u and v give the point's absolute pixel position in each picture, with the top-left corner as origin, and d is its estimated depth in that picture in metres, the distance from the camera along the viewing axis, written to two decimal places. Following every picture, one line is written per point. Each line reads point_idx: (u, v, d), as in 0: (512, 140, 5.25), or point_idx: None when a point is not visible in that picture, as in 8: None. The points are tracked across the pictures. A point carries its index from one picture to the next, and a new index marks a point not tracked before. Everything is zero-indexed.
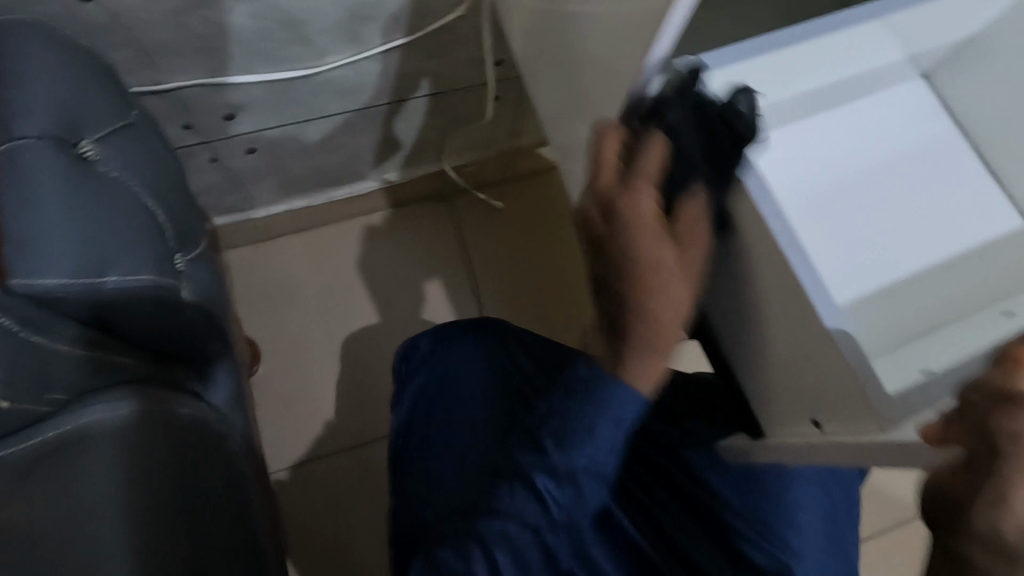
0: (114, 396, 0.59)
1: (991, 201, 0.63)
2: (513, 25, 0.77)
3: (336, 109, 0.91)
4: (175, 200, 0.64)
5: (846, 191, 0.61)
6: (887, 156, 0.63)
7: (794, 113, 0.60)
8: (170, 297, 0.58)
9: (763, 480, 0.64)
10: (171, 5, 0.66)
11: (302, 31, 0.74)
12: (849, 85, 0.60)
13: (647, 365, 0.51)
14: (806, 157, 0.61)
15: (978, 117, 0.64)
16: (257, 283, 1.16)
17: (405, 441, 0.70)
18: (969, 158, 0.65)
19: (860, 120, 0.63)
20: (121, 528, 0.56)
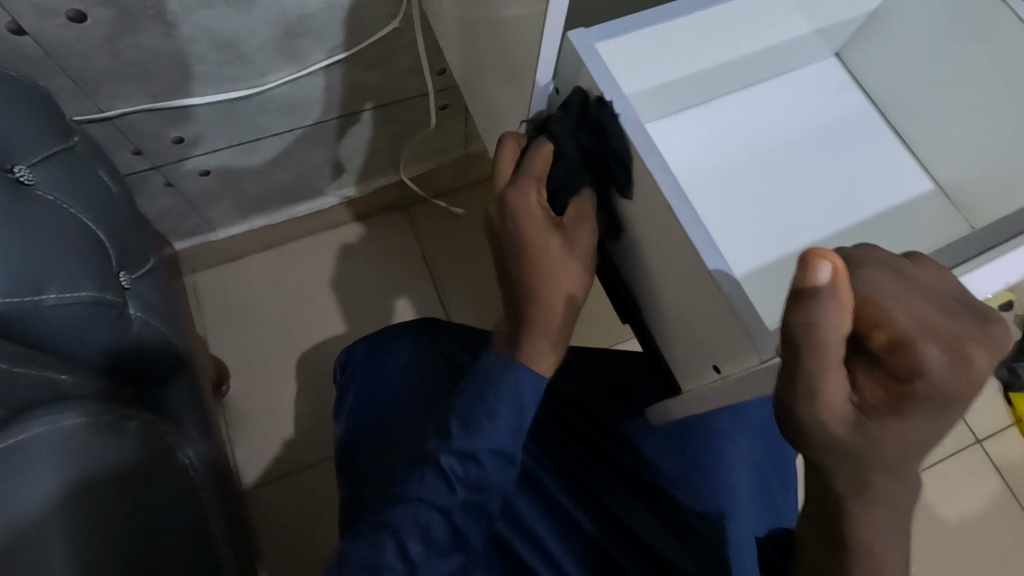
0: (59, 410, 0.58)
1: (899, 166, 0.67)
2: (444, 33, 0.80)
3: (283, 126, 0.93)
4: (116, 220, 0.65)
5: (754, 165, 0.64)
6: (791, 127, 0.66)
7: (698, 91, 0.64)
8: (110, 309, 0.60)
9: (693, 443, 0.69)
10: (104, 33, 0.68)
11: (239, 51, 0.77)
12: (749, 64, 0.64)
13: (542, 351, 0.57)
14: (711, 135, 0.65)
15: (881, 88, 0.68)
16: (223, 302, 1.18)
17: (348, 443, 0.74)
18: (879, 126, 0.69)
19: (768, 95, 0.67)
20: (64, 538, 0.54)
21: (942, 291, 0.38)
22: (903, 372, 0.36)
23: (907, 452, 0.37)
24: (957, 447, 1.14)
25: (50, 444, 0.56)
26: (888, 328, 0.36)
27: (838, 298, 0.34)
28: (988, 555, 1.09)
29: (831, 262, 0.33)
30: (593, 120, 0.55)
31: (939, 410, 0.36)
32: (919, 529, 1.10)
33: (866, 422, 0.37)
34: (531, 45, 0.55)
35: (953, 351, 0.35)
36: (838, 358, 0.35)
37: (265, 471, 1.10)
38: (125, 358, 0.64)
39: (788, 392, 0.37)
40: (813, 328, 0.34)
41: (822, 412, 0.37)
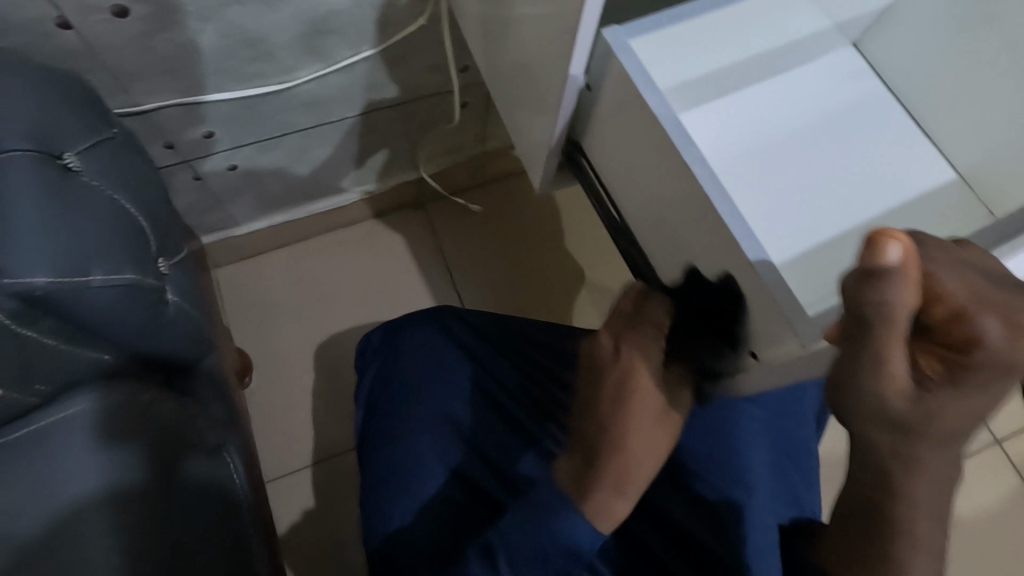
0: (87, 391, 0.64)
1: (925, 156, 0.67)
2: (467, 30, 0.82)
3: (307, 123, 0.95)
4: (152, 208, 0.67)
5: (781, 159, 0.65)
6: (812, 120, 0.67)
7: (725, 84, 0.65)
8: (148, 294, 0.61)
9: (721, 427, 0.70)
10: (143, 29, 0.71)
11: (270, 46, 0.79)
12: (776, 56, 0.65)
13: (612, 507, 0.55)
14: (737, 127, 0.66)
15: (901, 76, 0.69)
16: (245, 297, 1.20)
17: (368, 427, 0.76)
18: (898, 114, 0.69)
19: (789, 87, 0.68)
20: (103, 516, 0.61)
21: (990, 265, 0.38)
22: (963, 342, 0.37)
23: (963, 423, 0.38)
24: (977, 447, 1.13)
25: (81, 421, 0.63)
26: (947, 301, 0.37)
27: (906, 276, 0.35)
28: (1007, 553, 1.09)
29: (900, 241, 0.35)
30: (625, 118, 0.56)
31: (998, 378, 0.37)
32: None
33: (929, 397, 0.38)
34: (558, 40, 0.56)
35: (1014, 323, 0.36)
36: (905, 332, 0.36)
37: (286, 463, 1.11)
38: (161, 347, 0.66)
39: (848, 368, 0.38)
40: (886, 306, 0.35)
41: (885, 380, 0.37)
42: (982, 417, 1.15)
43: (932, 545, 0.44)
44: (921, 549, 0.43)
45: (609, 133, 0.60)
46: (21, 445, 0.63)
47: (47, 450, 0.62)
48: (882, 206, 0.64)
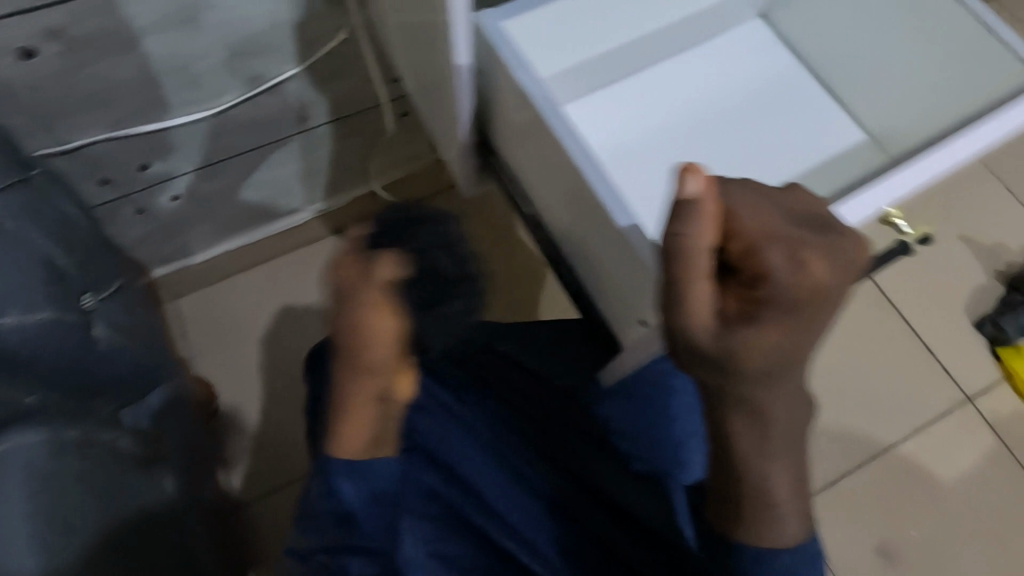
0: (27, 433, 0.58)
1: (826, 116, 0.70)
2: (389, 40, 0.82)
3: (244, 146, 0.95)
4: (79, 247, 0.67)
5: (671, 140, 0.68)
6: (719, 90, 0.71)
7: (608, 70, 0.67)
8: (68, 326, 0.61)
9: (647, 403, 0.73)
10: (55, 66, 0.70)
11: (192, 73, 0.79)
12: (658, 36, 0.67)
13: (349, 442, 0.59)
14: (617, 117, 0.69)
15: (805, 41, 0.71)
16: (209, 325, 1.19)
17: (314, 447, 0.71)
18: (804, 78, 0.72)
19: (695, 61, 0.71)
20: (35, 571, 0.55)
21: (796, 207, 0.44)
22: (751, 276, 0.41)
23: (769, 360, 0.40)
24: (948, 406, 1.13)
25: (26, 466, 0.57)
26: (741, 237, 0.41)
27: (702, 211, 0.38)
28: (992, 509, 1.08)
29: (697, 173, 0.37)
30: (515, 112, 0.57)
31: (788, 312, 0.40)
32: (916, 493, 1.09)
33: (729, 333, 0.40)
34: (445, 41, 0.56)
35: (792, 254, 0.40)
36: (701, 266, 0.38)
37: (261, 487, 1.11)
38: (100, 378, 0.66)
39: (664, 304, 0.41)
40: (683, 239, 0.38)
41: (689, 316, 0.40)
42: (951, 376, 1.15)
43: (791, 491, 0.48)
44: (786, 493, 0.47)
45: (513, 134, 0.61)
46: None
47: None
48: (781, 170, 0.66)
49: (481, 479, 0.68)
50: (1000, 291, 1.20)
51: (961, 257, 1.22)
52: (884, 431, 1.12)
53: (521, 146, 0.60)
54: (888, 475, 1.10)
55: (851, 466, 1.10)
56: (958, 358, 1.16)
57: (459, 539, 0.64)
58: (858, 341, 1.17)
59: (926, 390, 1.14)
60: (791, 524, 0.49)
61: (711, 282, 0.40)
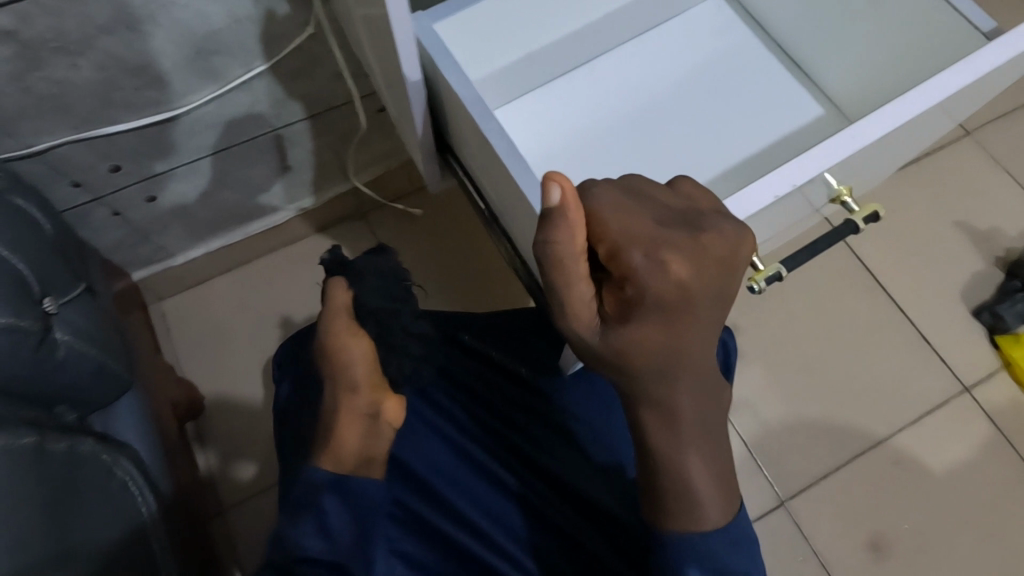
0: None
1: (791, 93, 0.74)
2: (355, 34, 0.80)
3: (214, 145, 0.94)
4: (40, 252, 0.66)
5: (618, 126, 0.72)
6: (679, 73, 0.75)
7: (546, 68, 0.71)
8: (29, 335, 0.60)
9: (604, 390, 0.72)
10: (11, 70, 0.69)
11: (154, 73, 0.78)
12: (600, 31, 0.71)
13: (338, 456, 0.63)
14: (554, 115, 0.73)
15: (764, 20, 0.75)
16: (193, 327, 1.19)
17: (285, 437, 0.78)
18: (768, 52, 0.76)
19: (655, 45, 0.76)
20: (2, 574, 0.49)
21: (670, 205, 0.42)
22: (620, 278, 0.39)
23: (652, 357, 0.40)
24: (944, 397, 1.11)
25: None
26: (605, 239, 0.39)
27: (565, 219, 0.36)
28: (991, 500, 1.06)
29: (557, 185, 0.35)
30: (460, 116, 0.56)
31: (658, 312, 0.38)
32: (911, 487, 1.06)
33: (608, 333, 0.40)
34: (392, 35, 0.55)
35: (653, 254, 0.38)
36: (575, 272, 0.38)
37: (247, 487, 1.11)
38: (63, 385, 0.65)
39: (551, 306, 0.42)
40: (551, 249, 0.37)
41: (572, 319, 0.41)
42: (946, 366, 1.12)
43: (715, 483, 0.47)
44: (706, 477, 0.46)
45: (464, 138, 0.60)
46: None
47: None
48: (736, 153, 0.70)
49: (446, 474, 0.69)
50: (999, 278, 1.17)
51: (957, 243, 1.19)
52: (879, 423, 1.10)
53: (464, 145, 0.61)
54: (883, 468, 1.08)
55: (843, 460, 1.08)
56: (953, 348, 1.13)
57: (418, 538, 0.65)
58: (849, 333, 1.15)
59: (921, 381, 1.12)
60: (714, 510, 0.48)
61: (587, 285, 0.39)
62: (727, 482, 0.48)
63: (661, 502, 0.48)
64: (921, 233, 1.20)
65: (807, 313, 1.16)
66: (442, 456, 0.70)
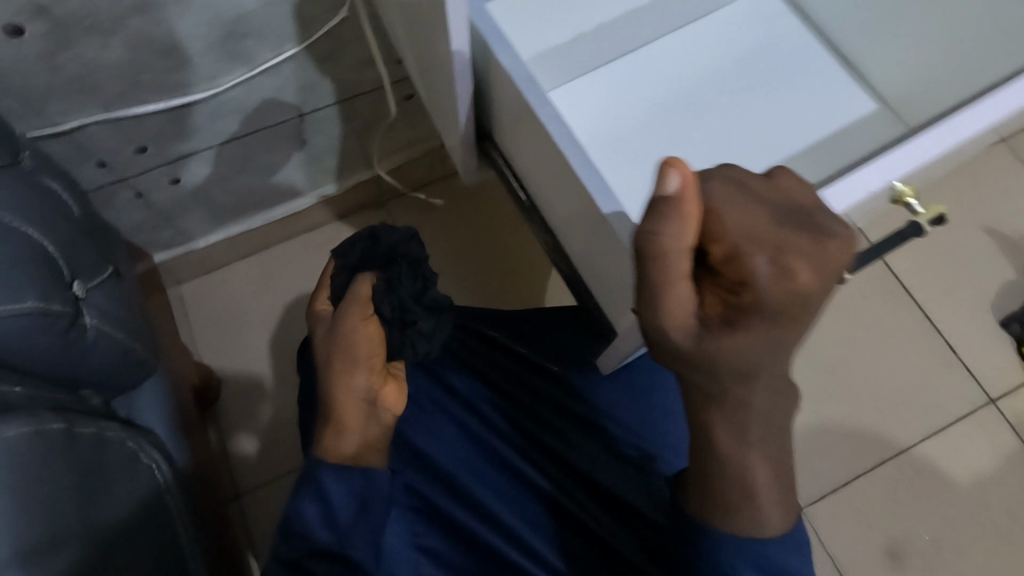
0: (19, 420, 0.52)
1: (844, 93, 0.72)
2: (390, 20, 0.79)
3: (240, 131, 0.92)
4: (68, 234, 0.65)
5: (665, 119, 0.71)
6: (729, 63, 0.73)
7: (597, 53, 0.71)
8: (59, 321, 0.59)
9: (643, 390, 0.71)
10: (43, 48, 0.68)
11: (184, 54, 0.76)
12: (648, 18, 0.71)
13: (337, 446, 0.62)
14: (601, 102, 0.72)
15: (818, 11, 0.74)
16: (211, 311, 1.19)
17: (303, 429, 0.74)
18: (819, 47, 0.74)
19: (705, 35, 0.74)
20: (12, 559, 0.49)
21: (786, 202, 0.39)
22: (736, 281, 0.38)
23: (747, 362, 0.39)
24: (969, 408, 1.09)
25: (13, 456, 0.51)
26: (723, 240, 0.38)
27: (677, 209, 0.35)
28: (1013, 515, 1.04)
29: (678, 171, 0.35)
30: (515, 109, 0.57)
31: (774, 321, 0.37)
32: (932, 497, 1.05)
33: (707, 338, 0.38)
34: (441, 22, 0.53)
35: (778, 261, 0.36)
36: (680, 268, 0.36)
37: (263, 473, 1.10)
38: (88, 372, 0.64)
39: (639, 304, 0.39)
40: (655, 240, 0.36)
41: (668, 319, 0.38)
42: (973, 376, 1.10)
43: (772, 483, 0.46)
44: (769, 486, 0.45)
45: (515, 130, 0.60)
46: None
47: None
48: (787, 146, 0.70)
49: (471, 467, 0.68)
50: None
51: (989, 252, 1.17)
52: (902, 432, 1.08)
53: (516, 135, 0.60)
54: (905, 476, 1.06)
55: (863, 468, 1.07)
56: (981, 358, 1.11)
57: (443, 535, 0.65)
58: (873, 339, 1.13)
59: (946, 391, 1.10)
60: (774, 512, 0.47)
61: (689, 284, 0.38)
62: (784, 481, 0.47)
63: (710, 508, 0.47)
64: (952, 239, 1.18)
65: (831, 318, 1.14)
66: (464, 450, 0.69)
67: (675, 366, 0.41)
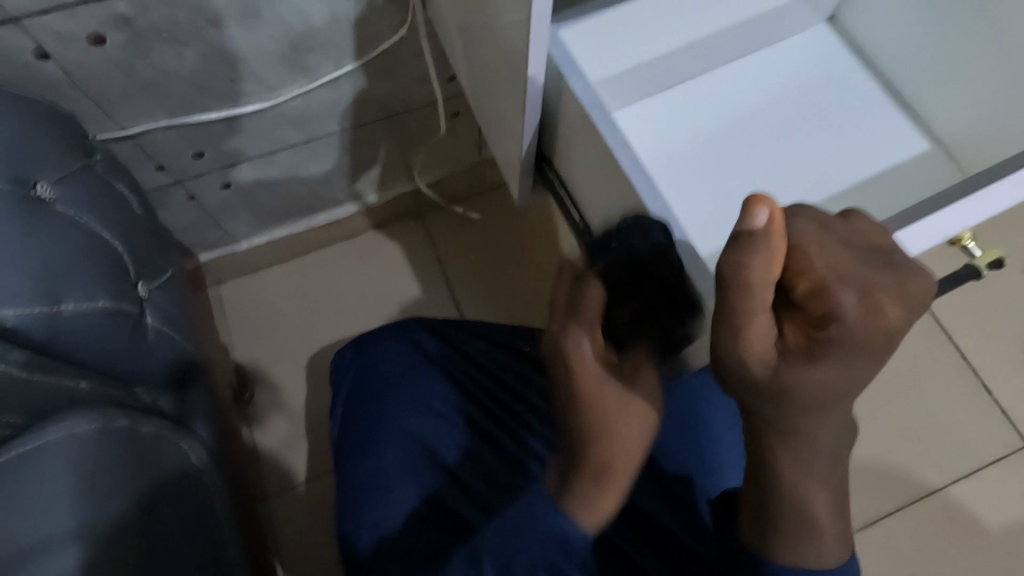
0: (94, 414, 0.56)
1: (900, 132, 0.73)
2: (448, 41, 0.81)
3: (294, 139, 0.95)
4: (134, 235, 0.68)
5: (719, 148, 0.72)
6: (786, 98, 0.74)
7: (659, 80, 0.73)
8: (123, 319, 0.61)
9: (689, 419, 0.72)
10: (121, 54, 0.71)
11: (251, 66, 0.79)
12: (714, 46, 0.72)
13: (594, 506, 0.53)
14: (659, 128, 0.73)
15: (874, 49, 0.75)
16: (247, 312, 1.21)
17: (343, 443, 0.77)
18: (876, 85, 0.75)
19: (762, 68, 0.75)
20: (74, 551, 0.52)
21: (863, 242, 0.42)
22: (820, 317, 0.40)
23: (823, 394, 0.40)
24: (1003, 452, 1.07)
25: (80, 451, 0.54)
26: (809, 275, 0.40)
27: (768, 242, 0.38)
28: None
29: (766, 206, 0.37)
30: (583, 140, 0.58)
31: (854, 354, 0.39)
32: (963, 541, 1.04)
33: (783, 368, 0.40)
34: (514, 50, 0.55)
35: (865, 299, 0.39)
36: (764, 299, 0.39)
37: (290, 476, 1.12)
38: (144, 370, 0.66)
39: (719, 336, 0.41)
40: (739, 269, 0.38)
41: (745, 349, 0.40)
42: (1008, 419, 1.09)
43: (834, 515, 0.47)
44: (830, 516, 0.46)
45: (575, 156, 0.62)
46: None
47: (13, 479, 0.52)
48: (844, 181, 0.70)
49: (520, 495, 0.57)
50: None
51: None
52: (933, 472, 1.07)
53: (576, 163, 0.62)
54: (934, 517, 1.05)
55: (894, 506, 1.06)
56: (1017, 401, 1.10)
57: None
58: (908, 376, 1.12)
59: (980, 432, 1.09)
60: (834, 543, 0.47)
61: (769, 315, 0.40)
62: (844, 509, 0.47)
63: (775, 538, 0.47)
64: (991, 279, 1.16)
65: None
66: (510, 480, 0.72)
67: (746, 401, 0.43)
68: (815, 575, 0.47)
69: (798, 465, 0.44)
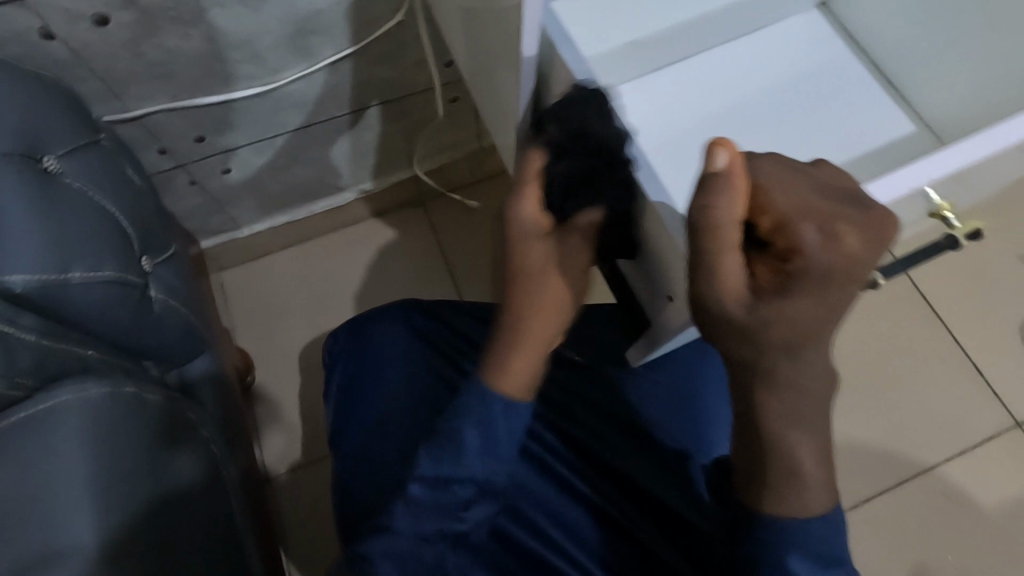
0: (103, 381, 0.60)
1: (889, 110, 0.74)
2: (446, 24, 0.82)
3: (295, 123, 0.96)
4: (138, 212, 0.69)
5: (713, 123, 0.73)
6: (776, 78, 0.76)
7: (653, 59, 0.74)
8: (129, 290, 0.62)
9: (683, 392, 0.74)
10: (127, 35, 0.73)
11: (253, 49, 0.80)
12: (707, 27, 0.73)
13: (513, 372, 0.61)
14: (651, 106, 0.75)
15: (863, 31, 0.76)
16: (250, 299, 1.22)
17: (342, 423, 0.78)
18: (864, 66, 0.77)
19: (754, 49, 0.77)
20: (87, 510, 0.55)
21: (829, 182, 0.44)
22: (785, 250, 0.42)
23: (797, 335, 0.42)
24: (995, 431, 1.09)
25: (88, 415, 0.58)
26: (771, 212, 0.42)
27: (731, 182, 0.39)
28: None
29: (726, 148, 0.39)
30: None
31: (820, 286, 0.41)
32: (954, 518, 1.05)
33: (759, 305, 0.42)
34: (510, 24, 0.56)
35: (824, 228, 0.40)
36: (732, 239, 0.40)
37: (292, 458, 1.13)
38: (150, 343, 0.67)
39: (693, 277, 0.43)
40: (706, 210, 0.40)
41: (719, 288, 0.42)
42: (1000, 400, 1.10)
43: (820, 466, 0.48)
44: (816, 466, 0.48)
45: None
46: (20, 427, 0.57)
47: (28, 443, 0.56)
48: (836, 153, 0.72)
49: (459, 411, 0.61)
50: None
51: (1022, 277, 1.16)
52: (926, 451, 1.08)
53: None
54: (926, 495, 1.06)
55: (888, 484, 1.07)
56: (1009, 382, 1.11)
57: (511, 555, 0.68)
58: (902, 358, 1.13)
59: (972, 413, 1.10)
60: (819, 494, 0.49)
61: (738, 254, 0.42)
62: (829, 462, 0.49)
63: (766, 491, 0.49)
64: (985, 263, 1.18)
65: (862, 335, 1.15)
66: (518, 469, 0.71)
67: (728, 348, 0.45)
68: (805, 526, 0.49)
69: (787, 417, 0.46)
